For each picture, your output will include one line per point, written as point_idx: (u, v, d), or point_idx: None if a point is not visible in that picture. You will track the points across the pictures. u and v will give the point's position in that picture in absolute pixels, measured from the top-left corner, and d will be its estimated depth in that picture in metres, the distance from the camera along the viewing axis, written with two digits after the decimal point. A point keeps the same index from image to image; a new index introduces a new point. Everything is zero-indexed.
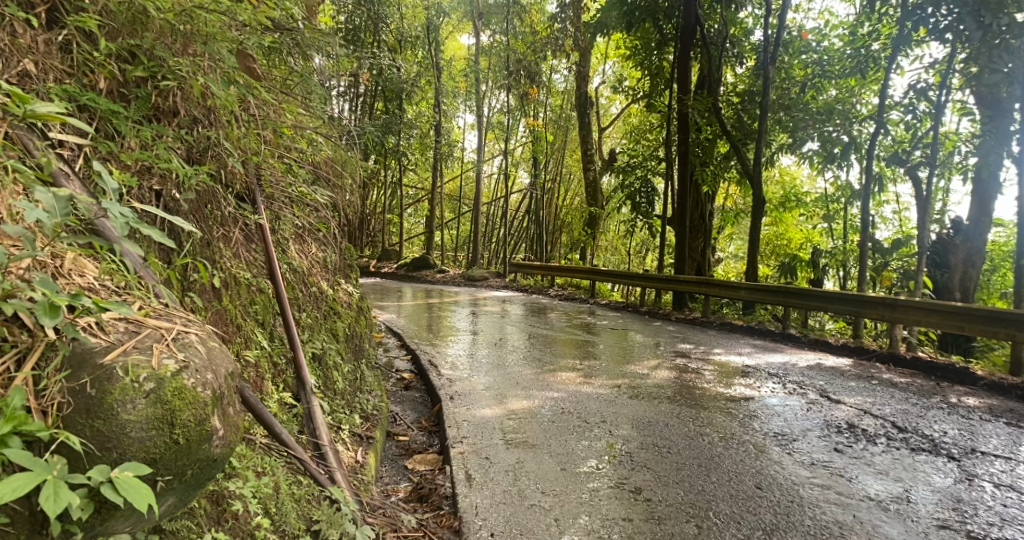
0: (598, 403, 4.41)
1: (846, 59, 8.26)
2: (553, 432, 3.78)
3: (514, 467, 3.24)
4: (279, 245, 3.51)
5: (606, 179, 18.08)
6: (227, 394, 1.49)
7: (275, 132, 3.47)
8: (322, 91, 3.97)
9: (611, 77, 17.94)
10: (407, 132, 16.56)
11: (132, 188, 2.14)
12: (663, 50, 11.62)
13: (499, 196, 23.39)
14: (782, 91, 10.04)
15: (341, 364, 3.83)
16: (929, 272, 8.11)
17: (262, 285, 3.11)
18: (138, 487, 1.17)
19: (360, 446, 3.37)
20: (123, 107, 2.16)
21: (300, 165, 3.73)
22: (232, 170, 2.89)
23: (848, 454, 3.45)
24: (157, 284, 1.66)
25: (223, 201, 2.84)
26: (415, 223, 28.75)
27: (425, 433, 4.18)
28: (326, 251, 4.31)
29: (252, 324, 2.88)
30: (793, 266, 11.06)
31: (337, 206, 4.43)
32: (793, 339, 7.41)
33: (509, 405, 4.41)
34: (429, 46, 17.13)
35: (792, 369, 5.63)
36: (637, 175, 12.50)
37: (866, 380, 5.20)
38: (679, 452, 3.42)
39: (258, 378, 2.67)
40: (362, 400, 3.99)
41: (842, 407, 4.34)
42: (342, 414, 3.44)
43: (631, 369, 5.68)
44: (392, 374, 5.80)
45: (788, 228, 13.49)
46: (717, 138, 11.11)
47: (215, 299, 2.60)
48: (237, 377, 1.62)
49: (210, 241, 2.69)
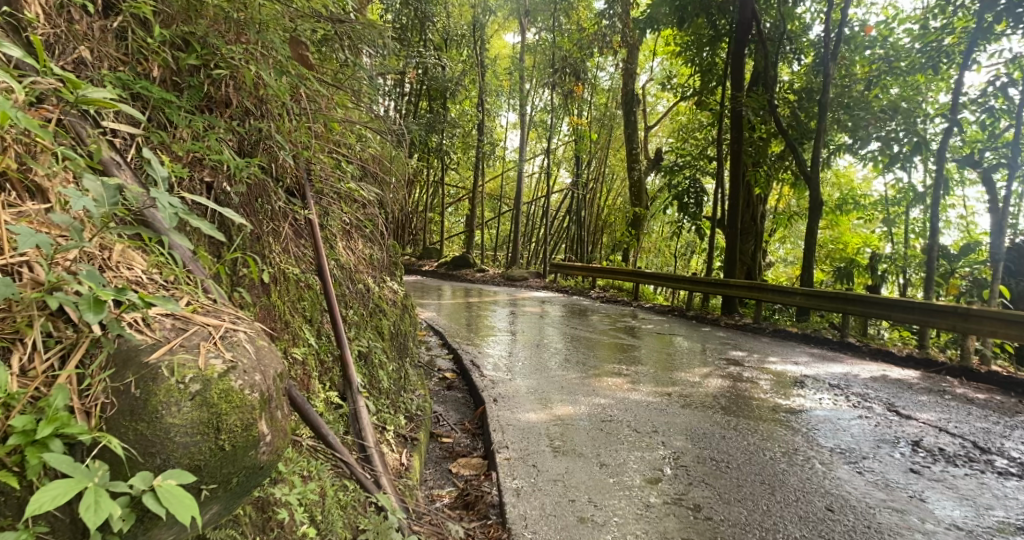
0: (648, 411, 4.23)
1: (915, 55, 7.77)
2: (601, 440, 3.63)
3: (563, 477, 3.10)
4: (328, 241, 3.48)
5: (651, 179, 17.73)
6: (276, 397, 1.40)
7: (326, 126, 3.42)
8: (372, 86, 3.92)
9: (659, 75, 17.55)
10: (451, 130, 16.59)
11: (183, 180, 2.11)
12: (715, 46, 11.29)
13: (541, 195, 23.23)
14: (843, 89, 9.56)
15: (386, 363, 3.76)
16: (1003, 281, 7.57)
17: (310, 281, 3.07)
18: (181, 497, 1.08)
19: (405, 448, 3.29)
20: (176, 96, 2.11)
21: (349, 160, 3.68)
22: (282, 164, 2.84)
23: (927, 476, 3.17)
24: (206, 279, 1.58)
25: (274, 195, 2.79)
26: (455, 221, 28.86)
27: (469, 435, 4.08)
28: (372, 248, 4.27)
29: (300, 321, 2.83)
30: (849, 272, 10.63)
31: (384, 202, 4.39)
32: (852, 348, 7.04)
33: (554, 409, 4.28)
34: (474, 44, 17.12)
35: (854, 380, 5.31)
36: (686, 174, 12.18)
37: (938, 394, 4.85)
38: (739, 467, 3.22)
39: (305, 376, 2.62)
40: (406, 400, 3.92)
41: (913, 423, 4.04)
42: (387, 414, 3.37)
43: (681, 376, 5.47)
44: (434, 373, 5.74)
45: (844, 232, 12.93)
46: (772, 137, 10.71)
47: (263, 295, 2.55)
48: (285, 377, 1.53)
49: (260, 235, 2.65)
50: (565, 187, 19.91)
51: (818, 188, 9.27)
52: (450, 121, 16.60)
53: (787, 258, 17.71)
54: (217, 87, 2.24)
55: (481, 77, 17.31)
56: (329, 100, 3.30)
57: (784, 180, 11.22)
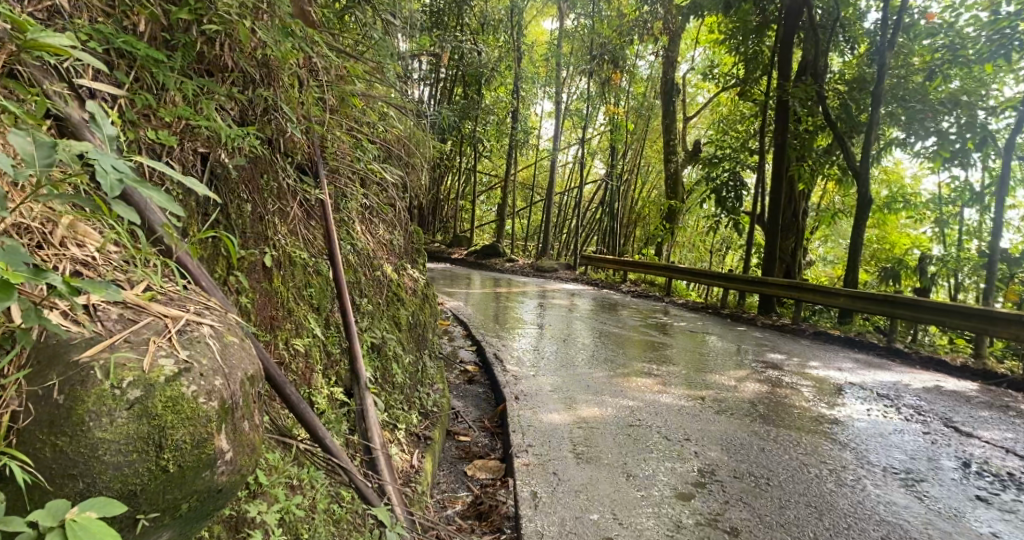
0: (680, 417, 3.93)
1: (981, 45, 7.22)
2: (628, 447, 3.35)
3: (585, 488, 2.84)
4: (344, 224, 3.28)
5: (689, 171, 17.19)
6: (243, 405, 1.18)
7: (342, 101, 3.21)
8: (394, 61, 3.68)
9: (700, 64, 16.91)
10: (484, 117, 16.38)
11: (173, 150, 1.91)
12: (761, 35, 10.75)
13: (574, 186, 22.78)
14: (898, 78, 8.85)
15: (401, 355, 3.54)
16: None
17: (319, 267, 2.86)
18: (101, 530, 0.86)
19: (416, 448, 3.07)
20: (167, 56, 1.91)
21: (369, 139, 3.47)
22: (290, 138, 2.63)
23: (996, 505, 2.80)
24: (177, 256, 1.41)
25: (281, 172, 2.60)
26: (487, 210, 28.69)
27: (488, 435, 3.84)
28: (390, 233, 4.06)
29: (305, 309, 2.62)
30: (896, 272, 10.13)
31: (406, 185, 4.17)
32: (901, 354, 6.56)
33: (580, 411, 4.01)
34: (511, 30, 16.74)
35: (906, 390, 4.90)
36: (726, 167, 11.66)
37: (1002, 410, 4.40)
38: (781, 486, 2.90)
39: (307, 369, 2.41)
40: (422, 395, 3.69)
41: (976, 442, 3.64)
42: (399, 411, 3.16)
43: (715, 379, 5.12)
44: (457, 365, 5.53)
45: (892, 232, 12.27)
46: (820, 130, 10.19)
47: (264, 280, 2.34)
48: (259, 380, 1.31)
49: (263, 215, 2.44)
50: (598, 178, 19.45)
51: (867, 184, 8.72)
52: (484, 108, 16.36)
53: (827, 258, 17.02)
54: (215, 48, 2.06)
55: (517, 62, 16.95)
56: (340, 70, 3.06)
57: (830, 176, 10.65)
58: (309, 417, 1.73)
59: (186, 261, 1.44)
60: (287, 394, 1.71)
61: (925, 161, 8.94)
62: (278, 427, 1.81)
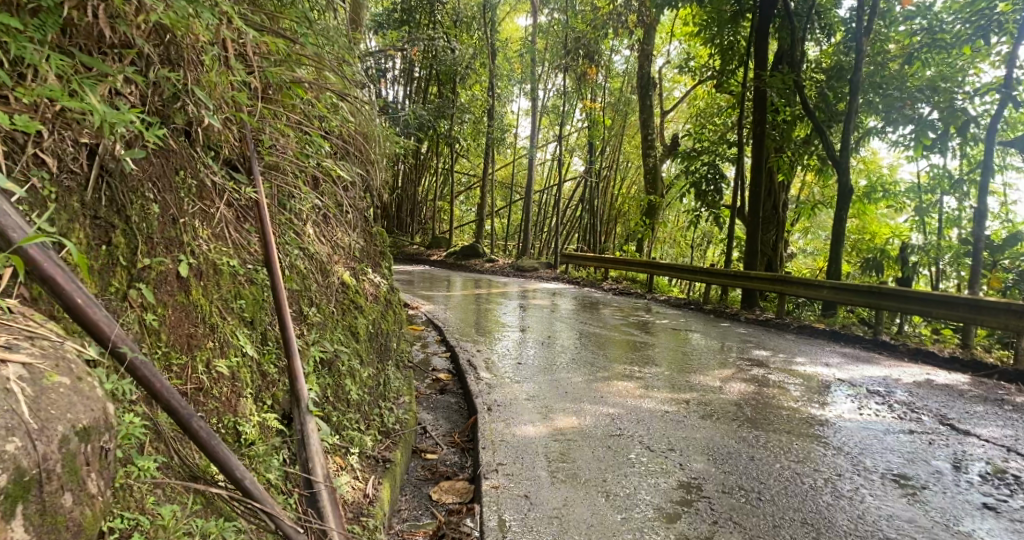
0: (663, 423, 3.67)
1: (961, 28, 7.08)
2: (606, 462, 3.08)
3: (560, 512, 2.57)
4: (290, 226, 2.96)
5: (668, 165, 17.03)
6: (55, 481, 1.12)
7: (283, 90, 2.91)
8: (341, 50, 3.38)
9: (676, 58, 16.73)
10: (460, 116, 16.08)
11: (44, 137, 1.67)
12: (736, 25, 10.55)
13: (553, 184, 22.51)
14: (876, 66, 8.80)
15: (359, 369, 3.21)
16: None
17: (254, 275, 2.52)
18: None
19: (372, 474, 2.76)
20: (24, 24, 1.61)
21: (317, 135, 3.17)
22: (212, 129, 2.33)
23: (1006, 515, 2.56)
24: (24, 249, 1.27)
25: (200, 170, 2.30)
26: (467, 210, 28.37)
27: (457, 451, 3.54)
28: (346, 236, 3.74)
29: (234, 324, 2.28)
30: (878, 263, 9.97)
31: (362, 184, 3.87)
32: (888, 347, 6.38)
33: (556, 422, 3.73)
34: (485, 26, 16.39)
35: (897, 386, 4.70)
36: (704, 160, 11.51)
37: (996, 404, 4.21)
38: (773, 500, 2.64)
39: (233, 395, 2.11)
40: (383, 412, 3.36)
41: (975, 441, 3.43)
42: (353, 432, 2.84)
43: (699, 380, 4.87)
44: (427, 374, 5.22)
45: (871, 222, 12.19)
46: (798, 120, 10.03)
47: (180, 293, 2.03)
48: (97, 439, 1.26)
49: (178, 218, 2.12)
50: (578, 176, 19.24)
51: (846, 173, 8.56)
52: (458, 106, 16.02)
53: (807, 250, 16.98)
54: (87, 14, 1.73)
55: (491, 59, 16.62)
56: (264, 49, 2.73)
57: (809, 167, 10.53)
58: (223, 452, 1.52)
59: (39, 259, 1.31)
60: (193, 432, 1.47)
61: (903, 150, 8.82)
62: (189, 469, 1.67)
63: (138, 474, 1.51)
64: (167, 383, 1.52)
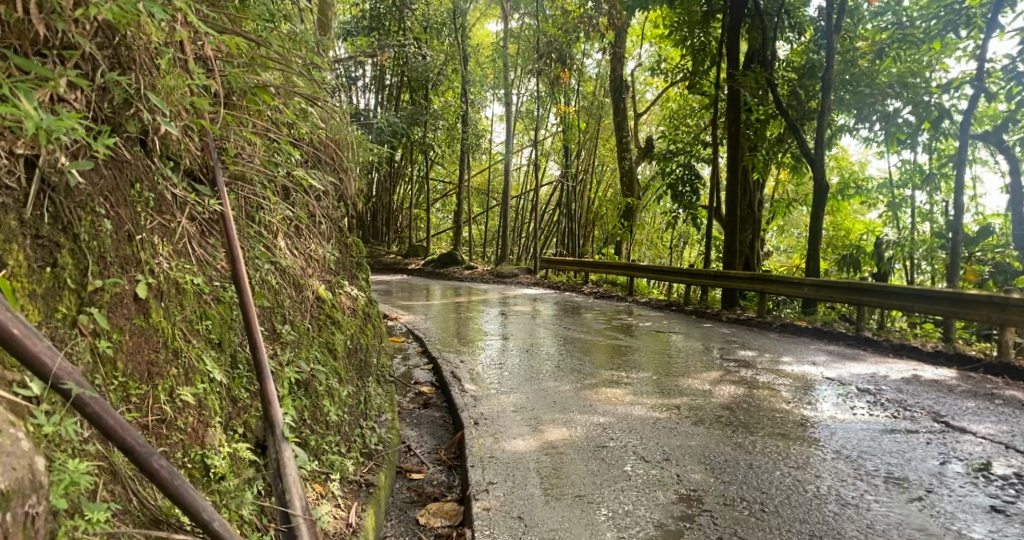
0: (656, 431, 3.57)
1: (931, 21, 7.15)
2: (601, 476, 2.95)
3: (556, 534, 2.43)
4: (259, 239, 2.79)
5: (644, 167, 17.10)
6: None
7: (248, 95, 2.74)
8: (307, 54, 3.22)
9: (648, 61, 16.82)
10: (433, 122, 15.93)
11: None
12: (706, 27, 10.60)
13: (529, 189, 22.45)
14: (845, 63, 8.89)
15: (338, 388, 3.04)
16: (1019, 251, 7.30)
17: (220, 293, 2.34)
18: None
19: (355, 501, 2.60)
20: None
21: (286, 142, 3.00)
22: (169, 137, 2.16)
23: (1016, 517, 2.49)
24: None
25: (157, 182, 2.13)
26: (443, 217, 28.18)
27: (444, 470, 3.38)
28: (321, 248, 3.57)
29: (201, 348, 2.09)
30: (855, 259, 10.05)
31: (334, 194, 3.70)
32: (872, 343, 6.38)
33: (547, 434, 3.59)
34: (455, 31, 16.27)
35: (886, 383, 4.66)
36: (680, 161, 11.53)
37: (987, 399, 4.18)
38: (777, 511, 2.54)
39: (201, 425, 1.94)
40: (365, 432, 3.19)
41: (971, 438, 3.38)
42: (333, 456, 2.66)
43: (688, 384, 4.78)
44: (409, 388, 5.04)
45: (845, 218, 12.34)
46: (771, 119, 10.09)
47: (137, 316, 1.85)
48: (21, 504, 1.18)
49: (134, 233, 1.94)
50: (554, 180, 19.21)
51: (822, 170, 8.60)
52: (431, 113, 15.86)
53: (782, 248, 17.19)
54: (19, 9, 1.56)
55: (463, 65, 16.53)
56: (225, 51, 2.56)
57: (784, 165, 10.61)
58: (188, 493, 1.35)
59: None
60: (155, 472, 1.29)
61: (875, 146, 8.93)
62: (151, 513, 1.52)
63: (87, 528, 1.33)
64: (123, 420, 1.35)
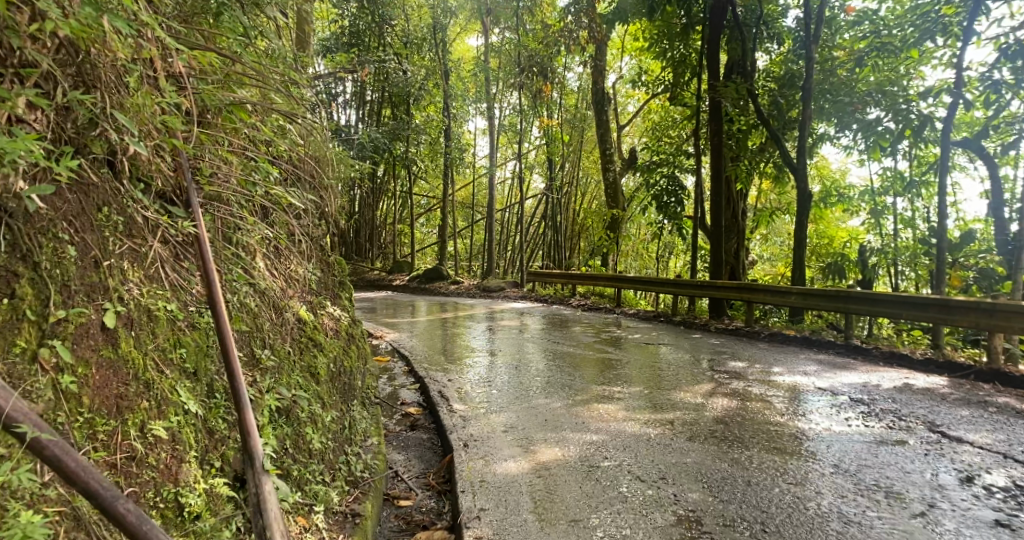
0: (650, 449, 3.49)
1: (909, 30, 7.22)
2: (595, 497, 2.86)
3: None
4: (237, 261, 2.68)
5: (628, 178, 17.16)
6: None
7: (222, 111, 2.65)
8: (284, 70, 3.13)
9: (629, 73, 16.93)
10: (416, 137, 15.84)
11: None
12: (686, 38, 10.69)
13: (514, 202, 22.43)
14: (824, 73, 8.97)
15: (322, 414, 2.92)
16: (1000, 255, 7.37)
17: (195, 319, 2.23)
18: None
19: (340, 533, 2.48)
20: None
21: (263, 161, 2.90)
22: (139, 157, 2.06)
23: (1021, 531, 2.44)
24: None
25: (125, 203, 2.02)
26: (428, 232, 28.01)
27: (433, 495, 3.27)
28: (302, 268, 3.46)
29: (175, 378, 1.98)
30: (839, 267, 10.10)
31: (315, 212, 3.60)
32: (861, 351, 6.37)
33: (539, 454, 3.50)
34: (437, 46, 16.27)
35: (878, 392, 4.63)
36: (663, 172, 11.54)
37: (979, 407, 4.16)
38: (779, 531, 2.47)
39: (175, 460, 1.82)
40: (350, 459, 3.08)
41: (967, 448, 3.35)
42: (317, 487, 2.55)
43: (680, 397, 4.71)
44: (396, 409, 4.92)
45: (828, 226, 12.45)
46: (753, 129, 10.16)
47: (106, 347, 1.74)
48: None
49: (102, 259, 1.84)
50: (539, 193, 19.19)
51: (805, 179, 8.65)
52: (413, 128, 15.79)
53: (766, 256, 17.28)
54: None
55: (445, 80, 16.51)
56: (199, 68, 2.48)
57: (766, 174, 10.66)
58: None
59: None
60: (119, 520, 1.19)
61: (856, 154, 9.01)
62: None
63: None
64: (88, 463, 1.25)
